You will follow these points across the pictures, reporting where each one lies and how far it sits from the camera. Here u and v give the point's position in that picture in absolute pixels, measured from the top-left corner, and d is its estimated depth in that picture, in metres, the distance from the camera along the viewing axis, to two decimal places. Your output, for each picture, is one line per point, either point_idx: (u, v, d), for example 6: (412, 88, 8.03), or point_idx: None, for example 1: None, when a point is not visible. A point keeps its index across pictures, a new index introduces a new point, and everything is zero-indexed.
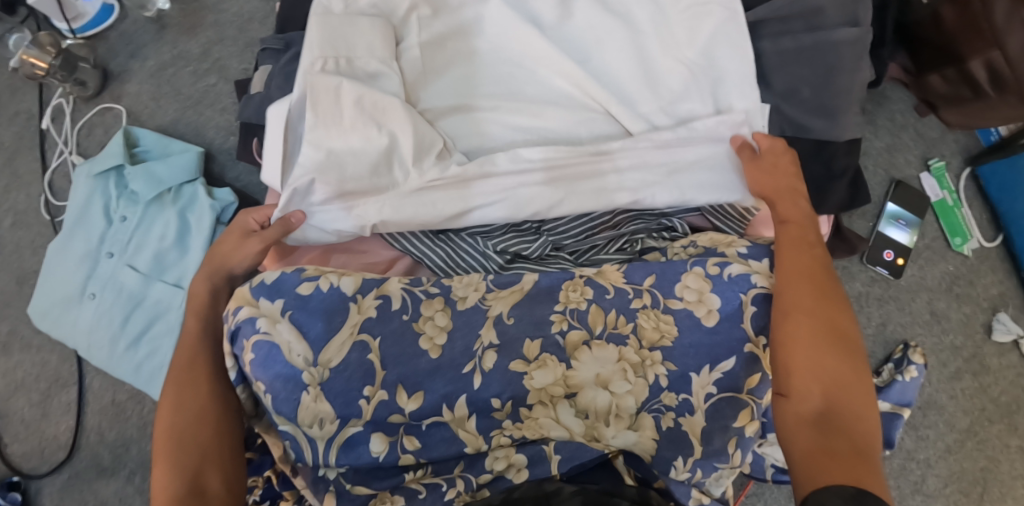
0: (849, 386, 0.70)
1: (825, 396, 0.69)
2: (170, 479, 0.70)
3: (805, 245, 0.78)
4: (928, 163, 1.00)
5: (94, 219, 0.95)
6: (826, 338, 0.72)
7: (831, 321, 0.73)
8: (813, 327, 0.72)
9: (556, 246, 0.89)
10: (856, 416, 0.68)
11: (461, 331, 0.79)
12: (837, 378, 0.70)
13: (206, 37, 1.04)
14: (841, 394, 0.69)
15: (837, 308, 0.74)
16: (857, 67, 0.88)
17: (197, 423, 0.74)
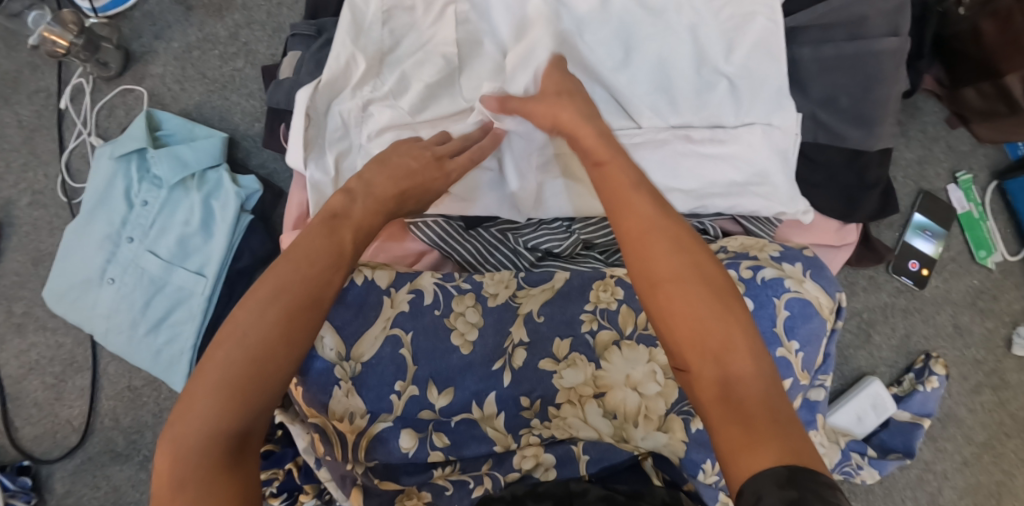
0: (735, 346, 0.56)
1: (720, 371, 0.56)
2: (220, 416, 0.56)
3: (627, 173, 0.64)
4: (956, 176, 1.00)
5: (115, 202, 0.93)
6: (704, 300, 0.57)
7: (680, 273, 0.58)
8: (690, 291, 0.58)
9: (587, 245, 0.88)
10: (755, 385, 0.55)
11: (492, 329, 0.78)
12: (705, 336, 0.57)
13: (232, 20, 1.02)
14: (743, 366, 0.56)
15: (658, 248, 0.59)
16: (897, 76, 0.87)
17: (263, 350, 0.58)
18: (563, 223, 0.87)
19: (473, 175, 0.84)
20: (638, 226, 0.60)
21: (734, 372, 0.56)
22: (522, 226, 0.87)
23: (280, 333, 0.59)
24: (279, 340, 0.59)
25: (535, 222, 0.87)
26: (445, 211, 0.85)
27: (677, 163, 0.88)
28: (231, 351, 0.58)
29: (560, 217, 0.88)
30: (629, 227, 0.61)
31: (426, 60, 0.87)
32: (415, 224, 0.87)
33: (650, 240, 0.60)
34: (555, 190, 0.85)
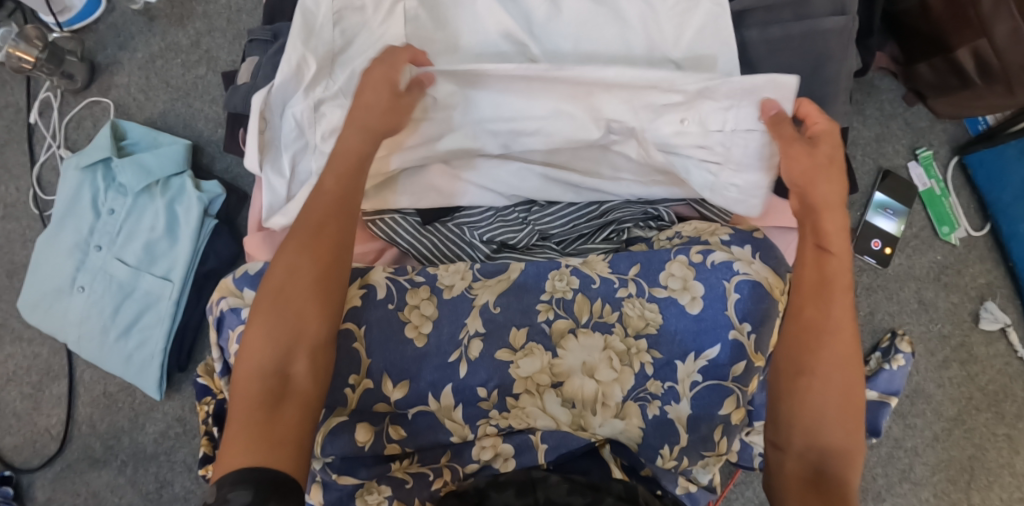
0: (844, 444, 0.68)
1: (815, 453, 0.68)
2: (269, 349, 0.68)
3: (837, 257, 0.73)
4: (916, 152, 1.01)
5: (82, 211, 0.94)
6: (832, 394, 0.69)
7: (831, 363, 0.70)
8: (836, 384, 0.69)
9: (543, 236, 0.89)
10: (847, 479, 0.67)
11: (447, 320, 0.80)
12: (819, 413, 0.68)
13: (194, 28, 1.03)
14: (840, 462, 0.68)
15: (833, 333, 0.70)
16: (845, 55, 0.88)
17: (308, 289, 0.70)
18: (519, 215, 0.88)
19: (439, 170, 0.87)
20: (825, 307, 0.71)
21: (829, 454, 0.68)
22: (478, 219, 0.88)
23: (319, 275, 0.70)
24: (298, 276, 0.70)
25: (490, 214, 0.89)
26: (401, 205, 0.87)
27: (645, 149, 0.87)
28: (262, 306, 0.69)
29: (515, 209, 0.89)
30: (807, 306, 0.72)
31: (381, 57, 0.89)
32: (371, 220, 0.88)
33: (830, 324, 0.71)
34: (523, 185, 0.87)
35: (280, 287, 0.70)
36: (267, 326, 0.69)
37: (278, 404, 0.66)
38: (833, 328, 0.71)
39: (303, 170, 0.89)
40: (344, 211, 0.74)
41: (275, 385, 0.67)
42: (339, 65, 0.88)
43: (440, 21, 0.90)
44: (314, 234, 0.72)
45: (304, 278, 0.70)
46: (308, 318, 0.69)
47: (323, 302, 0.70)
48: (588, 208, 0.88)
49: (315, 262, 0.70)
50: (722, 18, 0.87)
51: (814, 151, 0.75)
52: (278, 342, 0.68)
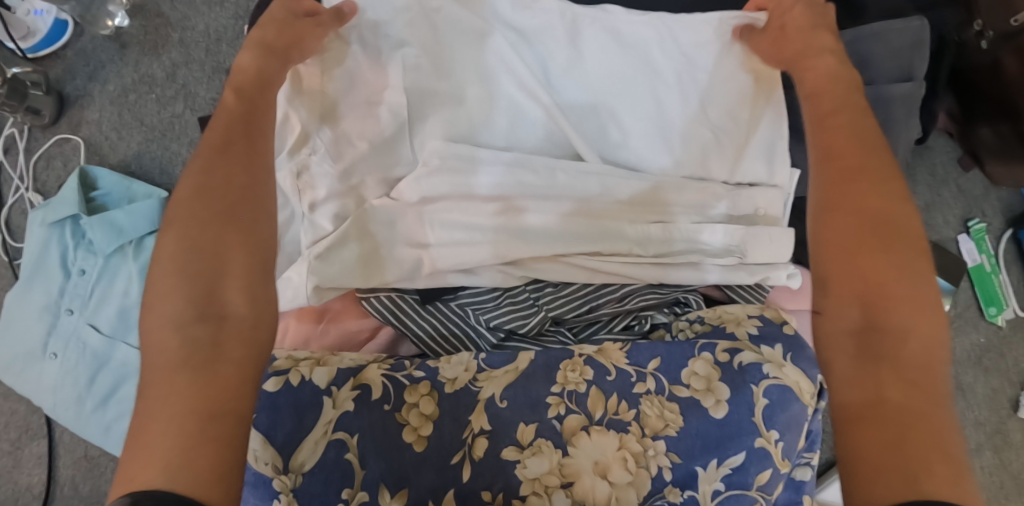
0: (898, 287, 0.58)
1: (866, 299, 0.58)
2: (177, 299, 0.57)
3: (852, 105, 0.68)
4: (968, 224, 0.99)
5: (51, 270, 0.88)
6: (876, 232, 0.60)
7: (864, 215, 0.61)
8: (867, 187, 0.62)
9: (556, 320, 0.81)
10: (907, 332, 0.57)
11: (449, 418, 0.74)
12: (863, 272, 0.59)
13: (170, 59, 0.94)
14: (901, 313, 0.57)
15: (876, 192, 0.62)
16: (909, 124, 0.78)
17: (204, 208, 0.61)
18: (528, 296, 0.80)
19: (454, 236, 0.77)
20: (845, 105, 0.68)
21: (885, 314, 0.58)
22: (482, 300, 0.80)
23: (223, 193, 0.62)
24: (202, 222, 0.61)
25: (498, 294, 0.80)
26: (397, 285, 0.78)
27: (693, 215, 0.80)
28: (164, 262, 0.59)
29: (526, 288, 0.80)
30: (845, 154, 0.64)
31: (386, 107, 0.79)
32: (365, 297, 0.80)
33: (843, 140, 0.65)
34: (544, 264, 0.79)
35: (183, 234, 0.60)
36: (173, 272, 0.59)
37: (202, 368, 0.55)
38: (880, 185, 0.62)
39: (292, 241, 0.79)
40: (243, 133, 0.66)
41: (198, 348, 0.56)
42: (327, 123, 0.79)
43: (444, 73, 0.81)
44: (222, 153, 0.64)
45: (204, 207, 0.61)
46: (222, 246, 0.60)
47: (229, 223, 0.61)
48: (605, 293, 0.80)
49: (222, 203, 0.62)
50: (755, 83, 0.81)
51: (792, 22, 0.76)
52: (194, 292, 0.58)
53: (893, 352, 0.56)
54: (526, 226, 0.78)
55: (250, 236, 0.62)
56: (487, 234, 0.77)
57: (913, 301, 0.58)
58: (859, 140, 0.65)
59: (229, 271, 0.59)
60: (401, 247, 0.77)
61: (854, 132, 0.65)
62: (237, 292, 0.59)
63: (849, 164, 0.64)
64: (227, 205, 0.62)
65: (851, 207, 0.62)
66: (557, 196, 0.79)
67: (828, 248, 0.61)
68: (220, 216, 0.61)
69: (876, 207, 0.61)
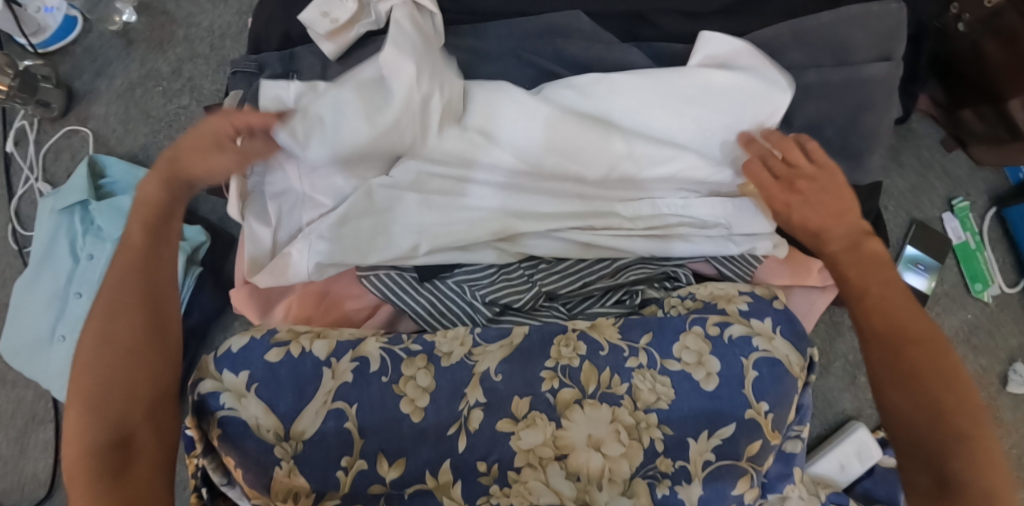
0: (952, 421, 0.64)
1: (924, 450, 0.65)
2: (94, 429, 0.64)
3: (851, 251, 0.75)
4: (951, 203, 0.94)
5: (60, 257, 0.90)
6: (919, 374, 0.67)
7: (907, 381, 0.67)
8: (909, 345, 0.68)
9: (550, 296, 0.83)
10: (960, 459, 0.63)
11: (446, 393, 0.75)
12: (912, 426, 0.66)
13: (176, 54, 0.97)
14: (954, 442, 0.64)
15: (914, 347, 0.68)
16: (889, 105, 0.81)
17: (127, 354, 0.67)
18: (523, 272, 0.82)
19: (450, 224, 0.80)
20: (798, 212, 0.77)
21: (944, 445, 0.64)
22: (479, 276, 0.82)
23: (138, 334, 0.68)
24: (110, 355, 0.67)
25: (494, 271, 0.82)
26: (396, 262, 0.81)
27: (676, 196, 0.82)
28: (89, 373, 0.66)
29: (520, 265, 0.83)
30: (875, 319, 0.70)
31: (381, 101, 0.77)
32: (365, 275, 0.82)
33: (862, 278, 0.73)
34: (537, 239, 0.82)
35: (91, 372, 0.66)
36: (85, 401, 0.65)
37: (124, 467, 0.64)
38: (914, 336, 0.69)
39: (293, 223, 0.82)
40: (159, 270, 0.71)
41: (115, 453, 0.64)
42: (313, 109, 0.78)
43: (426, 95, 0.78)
44: (139, 292, 0.70)
45: (118, 339, 0.68)
46: (143, 372, 0.67)
47: (153, 349, 0.69)
48: (597, 268, 0.83)
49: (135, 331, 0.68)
50: (762, 69, 0.80)
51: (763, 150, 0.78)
52: (109, 419, 0.65)
53: (959, 480, 0.63)
54: (520, 206, 0.81)
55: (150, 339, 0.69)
56: (478, 219, 0.80)
57: (969, 427, 0.64)
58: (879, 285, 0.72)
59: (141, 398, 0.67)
60: (400, 235, 0.80)
61: (870, 284, 0.72)
62: (145, 423, 0.66)
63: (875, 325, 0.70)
64: (143, 346, 0.68)
65: (899, 378, 0.68)
66: (547, 179, 0.81)
67: (886, 413, 0.68)
68: (137, 350, 0.67)
69: (921, 356, 0.67)
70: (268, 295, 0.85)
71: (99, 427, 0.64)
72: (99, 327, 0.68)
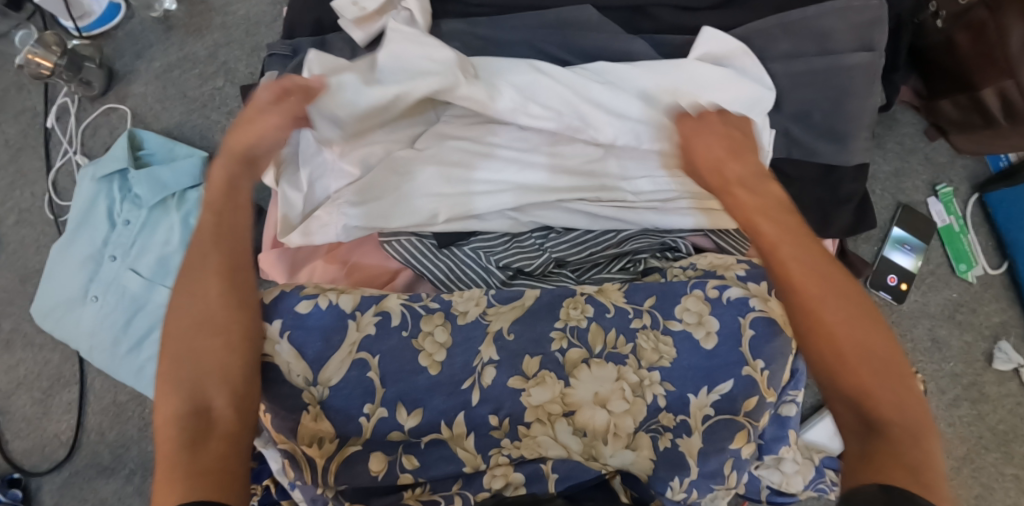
0: (866, 372, 0.61)
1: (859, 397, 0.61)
2: (177, 398, 0.64)
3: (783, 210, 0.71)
4: (935, 188, 1.00)
5: (98, 221, 0.95)
6: (854, 325, 0.63)
7: (836, 328, 0.63)
8: (826, 291, 0.64)
9: (559, 263, 0.88)
10: (880, 401, 0.60)
11: (460, 349, 0.79)
12: (838, 368, 0.62)
13: (212, 39, 1.03)
14: (874, 388, 0.61)
15: (819, 293, 0.64)
16: (869, 92, 0.85)
17: (199, 328, 0.67)
18: (535, 240, 0.87)
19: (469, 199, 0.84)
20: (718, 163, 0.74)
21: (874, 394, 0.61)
22: (493, 243, 0.87)
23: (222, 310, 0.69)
24: (191, 327, 0.68)
25: (507, 239, 0.87)
26: (416, 229, 0.85)
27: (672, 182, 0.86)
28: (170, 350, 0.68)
29: (532, 234, 0.88)
30: (792, 273, 0.66)
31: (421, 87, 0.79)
32: (387, 241, 0.87)
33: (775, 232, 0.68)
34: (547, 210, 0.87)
35: (175, 346, 0.67)
36: (172, 375, 0.66)
37: (207, 431, 0.63)
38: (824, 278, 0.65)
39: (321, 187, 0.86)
40: (231, 243, 0.72)
41: (198, 418, 0.64)
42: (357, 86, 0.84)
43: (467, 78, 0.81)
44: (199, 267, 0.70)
45: (204, 316, 0.68)
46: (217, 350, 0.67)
47: (234, 325, 0.68)
48: (605, 237, 0.87)
49: (216, 297, 0.69)
50: (752, 70, 0.84)
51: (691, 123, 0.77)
52: (187, 389, 0.65)
53: (887, 426, 0.60)
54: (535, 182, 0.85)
55: (225, 313, 0.69)
56: (495, 193, 0.85)
57: (881, 371, 0.61)
58: (799, 237, 0.68)
59: (223, 371, 0.66)
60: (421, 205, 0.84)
61: (773, 234, 0.68)
62: (222, 392, 0.65)
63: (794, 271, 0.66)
64: (228, 322, 0.69)
65: (828, 331, 0.63)
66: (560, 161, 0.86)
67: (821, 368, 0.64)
68: (217, 327, 0.68)
69: (845, 309, 0.64)
70: (297, 257, 0.91)
71: (181, 396, 0.65)
72: (188, 308, 0.69)
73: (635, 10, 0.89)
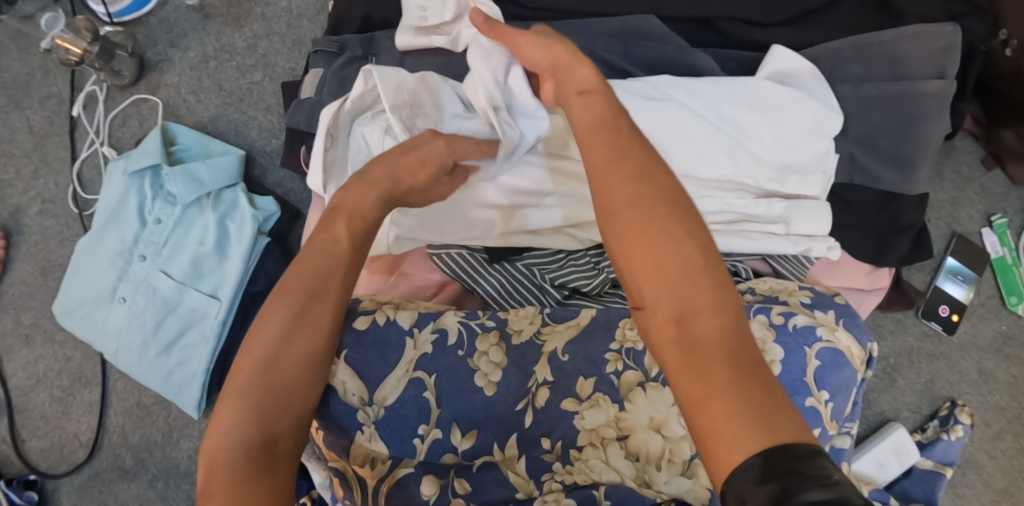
0: (700, 290, 0.53)
1: (688, 311, 0.53)
2: (245, 425, 0.59)
3: (602, 107, 0.61)
4: (989, 219, 0.95)
5: (127, 218, 0.91)
6: (652, 229, 0.55)
7: (657, 240, 0.54)
8: (638, 195, 0.56)
9: (615, 283, 0.86)
10: (724, 322, 0.52)
11: (515, 368, 0.77)
12: (671, 278, 0.54)
13: (251, 31, 0.99)
14: (692, 302, 0.53)
15: (650, 198, 0.56)
16: (939, 120, 0.82)
17: (302, 365, 0.62)
18: (591, 259, 0.84)
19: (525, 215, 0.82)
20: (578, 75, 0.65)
21: (698, 312, 0.53)
22: (548, 260, 0.84)
23: (317, 344, 0.63)
24: (281, 354, 0.61)
25: (562, 256, 0.85)
26: (468, 242, 0.83)
27: (738, 205, 0.82)
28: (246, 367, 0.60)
29: (588, 252, 0.85)
30: (613, 183, 0.57)
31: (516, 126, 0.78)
32: (437, 253, 0.85)
33: (597, 135, 0.60)
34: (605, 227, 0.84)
35: (258, 369, 0.60)
36: (245, 396, 0.60)
37: (265, 475, 0.58)
38: (648, 186, 0.56)
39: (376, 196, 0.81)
40: (347, 279, 0.65)
41: (258, 458, 0.58)
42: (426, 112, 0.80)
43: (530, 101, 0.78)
44: (314, 295, 0.63)
45: (296, 353, 0.62)
46: (298, 386, 0.62)
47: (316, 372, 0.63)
48: None
49: (316, 337, 0.63)
50: (819, 92, 0.81)
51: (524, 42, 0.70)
52: (262, 420, 0.59)
53: (706, 349, 0.51)
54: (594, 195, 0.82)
55: (320, 356, 0.63)
56: (554, 209, 0.82)
57: (698, 289, 0.53)
58: (621, 140, 0.59)
59: (299, 406, 0.62)
60: (480, 217, 0.82)
61: (604, 137, 0.59)
62: (289, 425, 0.61)
63: (649, 184, 0.56)
64: (318, 358, 0.63)
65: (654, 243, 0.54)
66: None
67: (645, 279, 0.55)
68: (309, 361, 0.62)
69: (644, 218, 0.55)
70: None
71: (249, 428, 0.59)
72: (288, 340, 0.62)
73: (701, 24, 0.86)
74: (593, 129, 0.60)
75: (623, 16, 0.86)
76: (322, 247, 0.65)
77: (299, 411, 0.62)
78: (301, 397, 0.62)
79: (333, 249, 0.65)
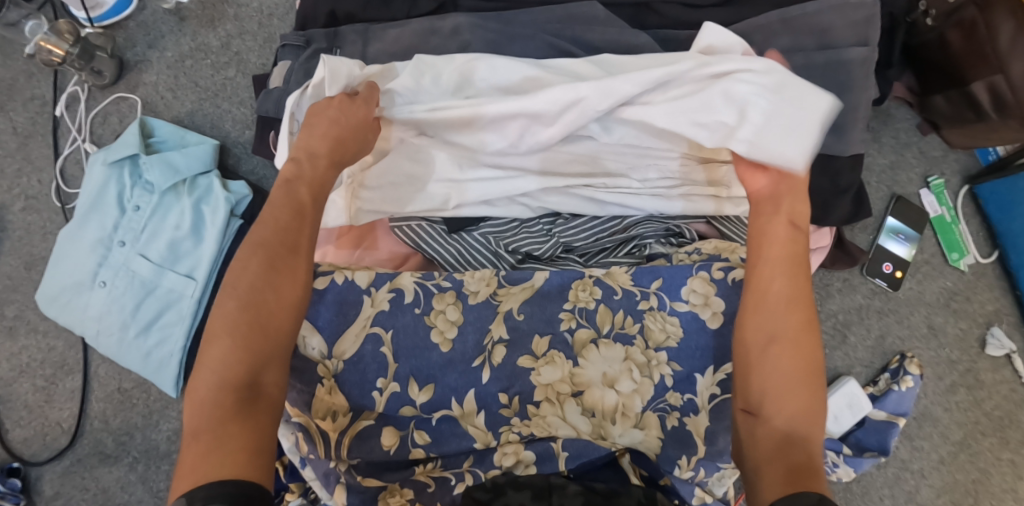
0: (799, 404, 0.67)
1: (789, 416, 0.66)
2: (230, 364, 0.63)
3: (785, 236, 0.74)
4: (928, 180, 1.03)
5: (108, 206, 0.95)
6: (785, 340, 0.69)
7: (780, 349, 0.69)
8: (776, 312, 0.70)
9: (568, 248, 0.91)
10: (811, 439, 0.65)
11: (472, 326, 0.80)
12: (780, 383, 0.67)
13: (225, 31, 1.07)
14: (798, 412, 0.66)
15: (798, 319, 0.70)
16: (867, 84, 0.88)
17: (278, 308, 0.67)
18: (544, 226, 0.90)
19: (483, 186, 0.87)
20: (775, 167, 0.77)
21: (799, 424, 0.66)
22: (504, 229, 0.89)
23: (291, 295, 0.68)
24: (259, 302, 0.66)
25: (516, 224, 0.90)
26: (427, 214, 0.89)
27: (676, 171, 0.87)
28: (224, 313, 0.66)
29: (541, 220, 0.90)
30: (760, 279, 0.72)
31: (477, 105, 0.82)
32: (398, 225, 0.90)
33: (770, 247, 0.74)
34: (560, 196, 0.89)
35: (242, 313, 0.66)
36: (231, 340, 0.64)
37: (252, 413, 0.62)
38: (797, 307, 0.70)
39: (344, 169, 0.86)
40: (312, 232, 0.73)
41: (245, 397, 0.63)
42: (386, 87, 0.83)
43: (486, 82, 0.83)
44: (287, 250, 0.70)
45: (271, 300, 0.67)
46: (280, 333, 0.67)
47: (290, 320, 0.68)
48: (611, 222, 0.90)
49: (292, 284, 0.69)
50: None
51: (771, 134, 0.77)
52: (246, 361, 0.64)
53: (794, 446, 0.65)
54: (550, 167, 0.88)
55: (297, 306, 0.69)
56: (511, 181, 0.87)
57: (802, 401, 0.67)
58: (790, 257, 0.73)
59: (279, 352, 0.66)
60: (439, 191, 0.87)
61: (777, 248, 0.73)
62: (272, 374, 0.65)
63: (782, 286, 0.71)
64: (291, 305, 0.68)
65: (772, 339, 0.69)
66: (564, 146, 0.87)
67: (757, 368, 0.69)
68: (285, 308, 0.68)
69: (780, 329, 0.69)
70: None
71: (235, 366, 0.63)
72: (264, 288, 0.67)
73: (643, 6, 0.92)
74: (777, 247, 0.73)
75: (567, 4, 0.91)
76: (284, 202, 0.72)
77: (280, 359, 0.66)
78: (279, 344, 0.67)
79: (298, 202, 0.72)
